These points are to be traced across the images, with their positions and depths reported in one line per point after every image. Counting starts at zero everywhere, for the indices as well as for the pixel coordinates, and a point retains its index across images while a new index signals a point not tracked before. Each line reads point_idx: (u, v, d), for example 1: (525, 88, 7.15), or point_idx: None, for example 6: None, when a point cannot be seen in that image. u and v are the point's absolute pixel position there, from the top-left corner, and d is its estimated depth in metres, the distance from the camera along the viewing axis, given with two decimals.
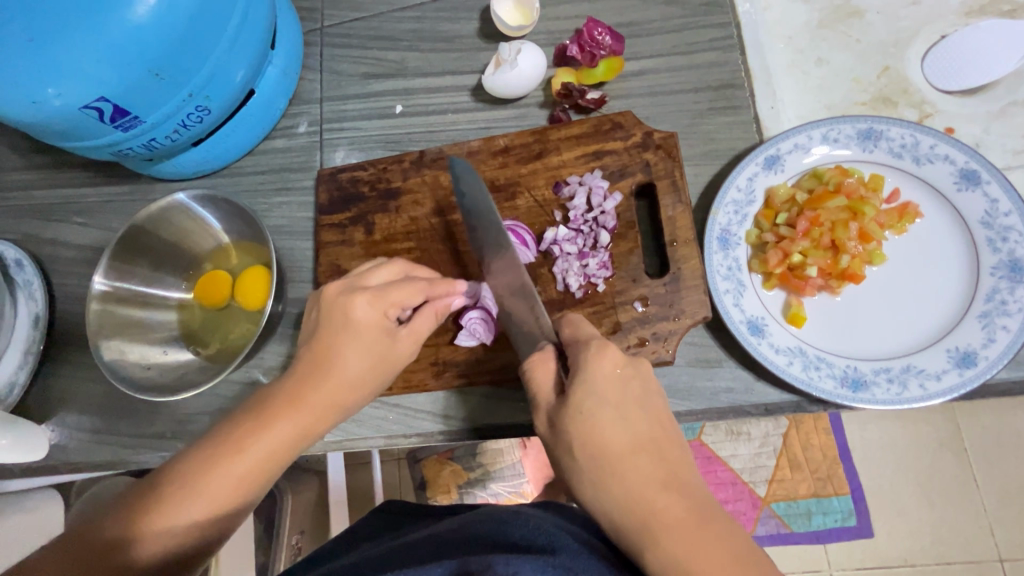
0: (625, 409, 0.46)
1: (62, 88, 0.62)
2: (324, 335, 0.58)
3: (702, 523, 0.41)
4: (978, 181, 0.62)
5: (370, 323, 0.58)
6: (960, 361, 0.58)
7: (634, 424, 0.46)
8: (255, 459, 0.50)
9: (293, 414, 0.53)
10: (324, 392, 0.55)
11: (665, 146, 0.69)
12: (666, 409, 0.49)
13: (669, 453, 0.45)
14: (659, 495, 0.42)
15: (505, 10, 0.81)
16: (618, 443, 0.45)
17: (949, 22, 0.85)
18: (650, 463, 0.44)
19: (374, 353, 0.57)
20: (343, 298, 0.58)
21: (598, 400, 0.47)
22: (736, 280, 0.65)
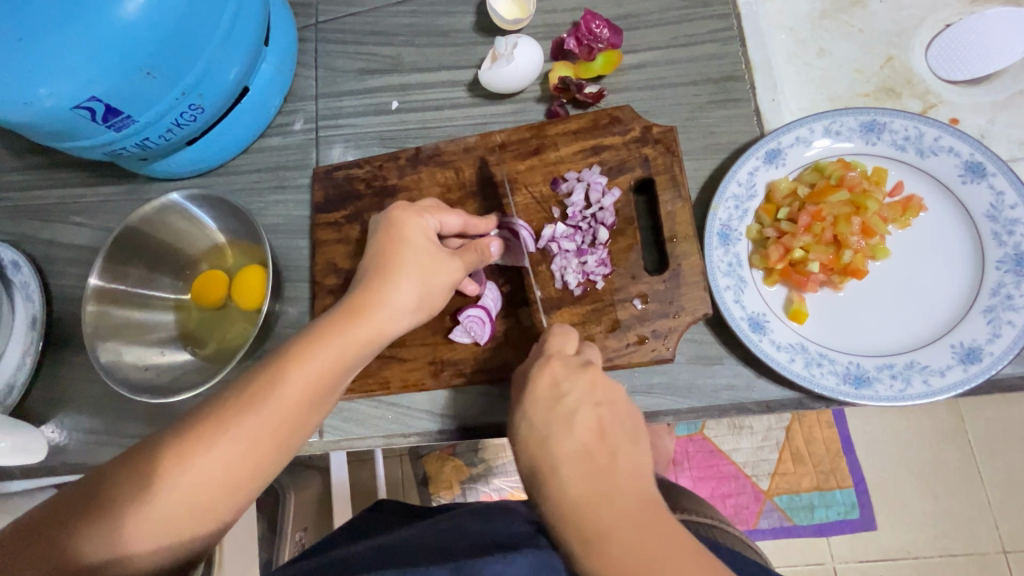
0: (559, 416, 0.48)
1: (53, 88, 0.61)
2: (376, 257, 0.58)
3: (631, 521, 0.42)
4: (984, 173, 0.61)
5: (420, 246, 0.58)
6: (965, 357, 0.57)
7: (570, 428, 0.47)
8: (265, 419, 0.48)
9: (308, 368, 0.50)
10: (347, 341, 0.53)
11: (664, 140, 0.68)
12: (620, 408, 0.49)
13: (609, 453, 0.46)
14: (588, 497, 0.43)
15: (501, 4, 0.80)
16: (550, 450, 0.47)
17: (953, 11, 0.83)
18: (583, 467, 0.45)
19: (421, 279, 0.57)
20: (398, 218, 0.59)
21: (531, 413, 0.49)
22: (737, 277, 0.64)
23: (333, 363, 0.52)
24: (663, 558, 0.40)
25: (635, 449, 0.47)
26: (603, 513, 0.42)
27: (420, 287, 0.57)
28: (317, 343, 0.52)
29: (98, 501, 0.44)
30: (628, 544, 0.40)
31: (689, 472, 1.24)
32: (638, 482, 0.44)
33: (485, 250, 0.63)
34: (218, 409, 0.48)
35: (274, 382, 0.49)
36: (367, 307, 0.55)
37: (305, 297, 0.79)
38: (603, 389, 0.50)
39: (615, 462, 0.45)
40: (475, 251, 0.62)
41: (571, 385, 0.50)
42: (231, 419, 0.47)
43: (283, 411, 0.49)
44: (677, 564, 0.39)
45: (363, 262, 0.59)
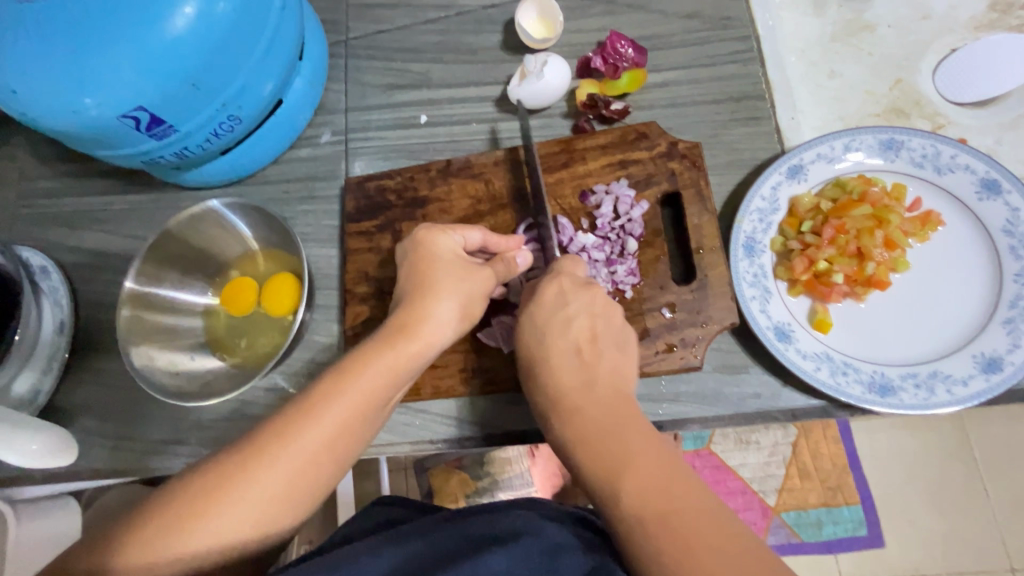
0: (557, 321, 0.56)
1: (100, 98, 0.63)
2: (414, 274, 0.60)
3: (603, 402, 0.50)
4: (999, 190, 0.64)
5: (454, 261, 0.61)
6: (986, 367, 0.59)
7: (565, 330, 0.55)
8: (325, 433, 0.49)
9: (362, 382, 0.52)
10: (397, 356, 0.54)
11: (690, 156, 0.71)
12: (614, 321, 0.56)
13: (596, 353, 0.54)
14: (569, 381, 0.52)
15: (528, 23, 0.83)
16: (544, 341, 0.55)
17: (959, 36, 0.87)
18: (571, 360, 0.53)
19: (460, 291, 0.59)
20: (427, 238, 0.62)
21: (534, 313, 0.57)
22: (762, 287, 0.66)
23: (384, 378, 0.53)
24: (622, 432, 0.47)
25: (622, 357, 0.54)
26: (580, 394, 0.51)
27: (461, 300, 0.59)
28: (368, 359, 0.53)
29: (161, 516, 0.45)
30: (594, 418, 0.49)
31: None
32: (619, 379, 0.52)
33: (512, 262, 0.65)
34: (264, 432, 0.49)
35: (330, 397, 0.50)
36: (412, 324, 0.57)
37: (334, 305, 0.81)
38: (612, 336, 0.55)
39: (599, 360, 0.53)
40: (503, 263, 0.64)
41: (574, 299, 0.57)
42: (292, 433, 0.48)
43: (341, 424, 0.50)
44: (633, 442, 0.46)
45: (400, 282, 0.62)
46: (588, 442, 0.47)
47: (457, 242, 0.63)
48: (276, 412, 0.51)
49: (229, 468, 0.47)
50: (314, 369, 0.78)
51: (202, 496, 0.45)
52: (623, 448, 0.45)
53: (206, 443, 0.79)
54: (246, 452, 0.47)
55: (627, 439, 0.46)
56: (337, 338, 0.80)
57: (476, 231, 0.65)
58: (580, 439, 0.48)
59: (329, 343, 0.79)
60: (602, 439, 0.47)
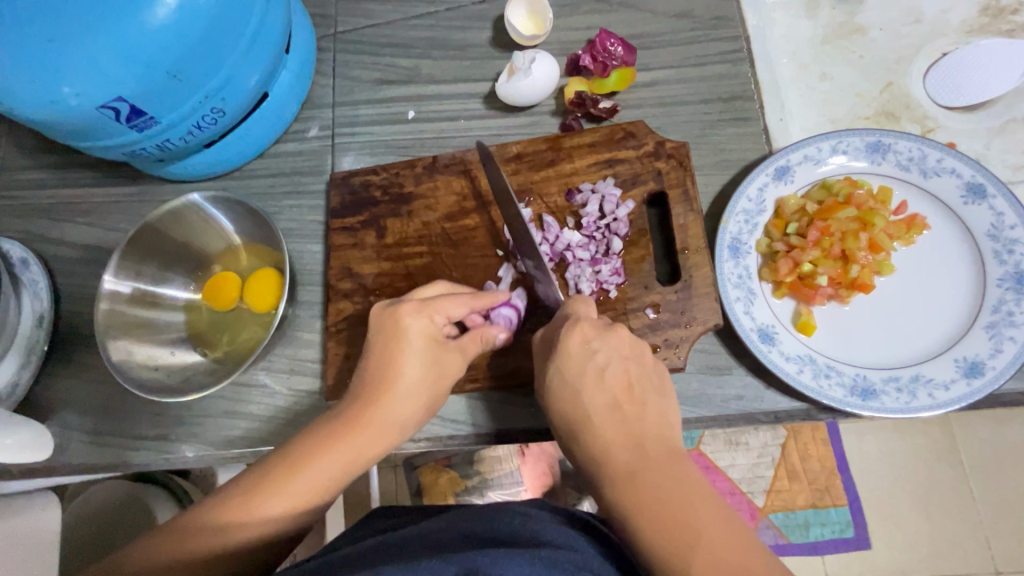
0: (591, 372, 0.53)
1: (79, 88, 0.62)
2: (382, 356, 0.59)
3: (658, 463, 0.46)
4: (985, 195, 0.63)
5: (424, 355, 0.59)
6: (968, 371, 0.59)
7: (601, 382, 0.52)
8: (267, 529, 0.50)
9: (311, 478, 0.52)
10: (348, 456, 0.54)
11: (677, 155, 0.70)
12: (646, 364, 0.54)
13: (638, 404, 0.51)
14: (618, 440, 0.49)
15: (518, 20, 0.83)
16: (584, 404, 0.52)
17: (950, 41, 0.87)
18: (615, 414, 0.50)
19: (427, 386, 0.59)
20: (403, 318, 0.59)
21: (563, 370, 0.54)
22: (747, 288, 0.66)
23: (333, 476, 0.53)
24: (682, 500, 0.43)
25: (663, 402, 0.52)
26: (634, 453, 0.47)
27: (422, 398, 0.59)
28: (320, 455, 0.53)
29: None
30: (654, 480, 0.45)
31: None
32: (667, 431, 0.49)
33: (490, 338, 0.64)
34: (200, 519, 0.49)
35: (279, 488, 0.51)
36: (372, 420, 0.56)
37: (318, 301, 0.80)
38: (628, 347, 0.55)
39: (644, 411, 0.50)
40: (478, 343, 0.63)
41: (600, 345, 0.54)
42: (239, 522, 0.49)
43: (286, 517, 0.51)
44: (700, 509, 0.43)
45: (370, 351, 0.60)
46: (653, 505, 0.43)
47: (437, 322, 0.60)
48: (222, 494, 0.51)
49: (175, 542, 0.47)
50: (297, 366, 0.78)
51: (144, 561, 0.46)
52: (693, 515, 0.42)
53: (185, 439, 0.78)
54: (187, 534, 0.48)
55: (694, 507, 0.43)
56: (320, 334, 0.79)
57: (458, 300, 0.61)
58: (637, 504, 0.44)
59: (313, 340, 0.79)
60: (668, 509, 0.43)
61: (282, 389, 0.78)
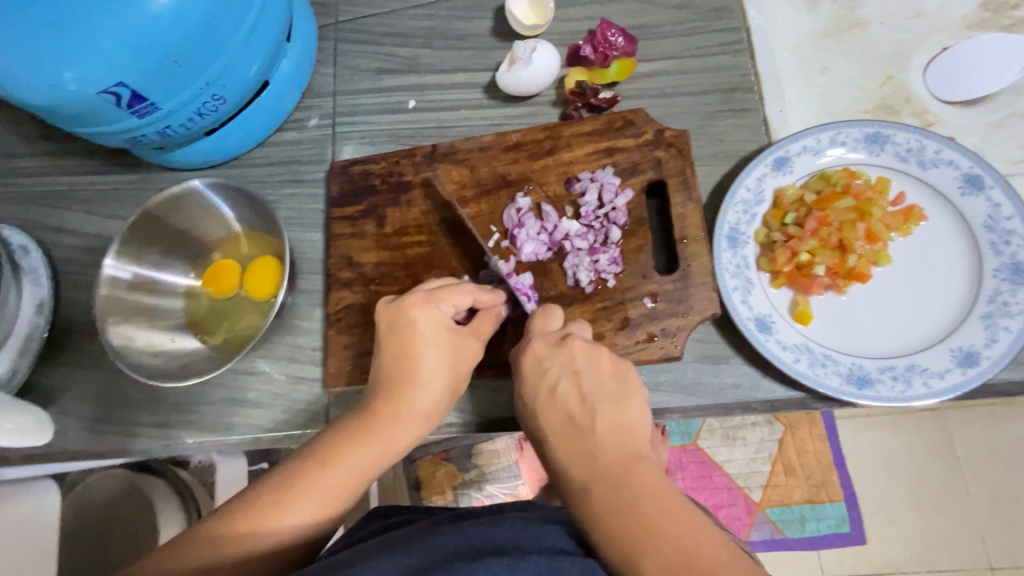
0: (544, 389, 0.54)
1: (79, 72, 0.62)
2: (398, 350, 0.59)
3: (609, 472, 0.48)
4: (982, 186, 0.64)
5: (440, 345, 0.59)
6: (963, 361, 0.59)
7: (554, 399, 0.53)
8: (306, 519, 0.52)
9: (341, 471, 0.54)
10: (374, 447, 0.56)
11: (676, 144, 0.70)
12: (602, 369, 0.54)
13: (590, 415, 0.51)
14: (571, 454, 0.50)
15: (518, 9, 0.83)
16: (540, 422, 0.53)
17: (950, 35, 0.87)
18: (567, 431, 0.51)
19: (446, 376, 0.59)
20: (413, 309, 0.60)
21: (524, 391, 0.56)
22: (744, 278, 0.66)
23: (360, 469, 0.55)
24: (635, 504, 0.45)
25: (620, 406, 0.52)
26: (586, 467, 0.49)
27: (443, 386, 0.59)
28: (347, 447, 0.55)
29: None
30: (607, 496, 0.46)
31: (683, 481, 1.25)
32: (620, 437, 0.50)
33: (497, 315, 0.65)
34: (239, 511, 0.51)
35: (312, 481, 0.53)
36: (395, 411, 0.57)
37: (317, 289, 0.81)
38: (580, 356, 0.55)
39: (595, 422, 0.51)
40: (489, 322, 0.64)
41: (552, 360, 0.55)
42: (276, 509, 0.51)
43: (320, 506, 0.52)
44: (657, 519, 0.44)
45: (385, 346, 0.60)
46: (611, 521, 0.45)
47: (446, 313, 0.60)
48: (256, 489, 0.53)
49: (220, 533, 0.50)
50: (297, 353, 0.79)
51: (190, 554, 0.48)
52: (643, 524, 0.44)
53: (184, 425, 0.78)
54: (228, 525, 0.50)
55: (651, 517, 0.44)
56: (319, 322, 0.79)
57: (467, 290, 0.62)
58: (594, 518, 0.45)
59: (312, 327, 0.79)
60: (618, 520, 0.44)
61: (282, 376, 0.78)
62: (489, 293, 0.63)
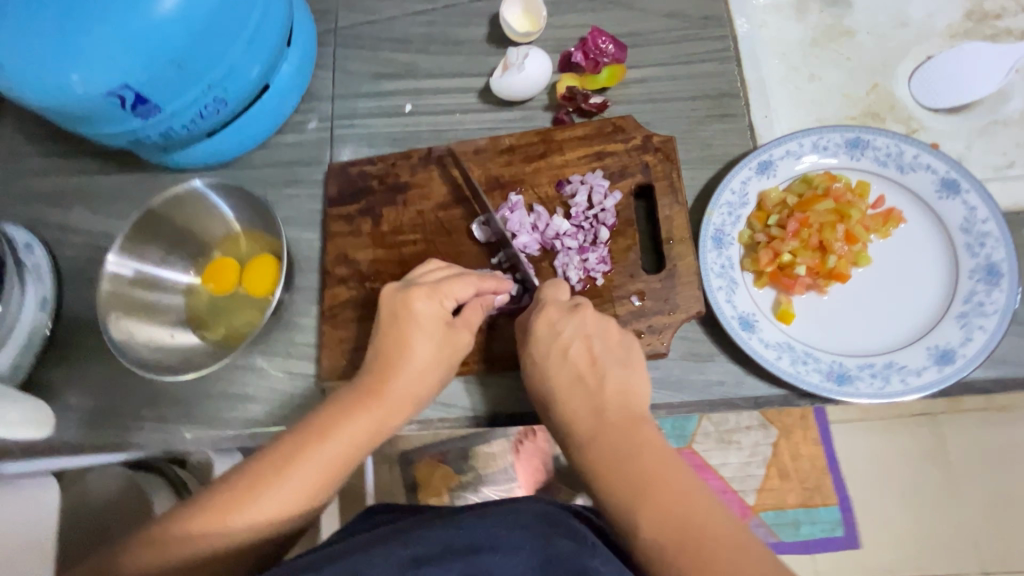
0: (555, 350, 0.57)
1: (86, 74, 0.64)
2: (395, 331, 0.62)
3: (616, 426, 0.51)
4: (958, 189, 0.66)
5: (435, 332, 0.62)
6: (939, 359, 0.61)
7: (564, 359, 0.57)
8: (305, 487, 0.54)
9: (339, 442, 0.56)
10: (371, 419, 0.58)
11: (664, 149, 0.72)
12: (611, 336, 0.58)
13: (598, 377, 0.55)
14: (581, 408, 0.54)
15: (513, 17, 0.85)
16: (549, 379, 0.57)
17: (935, 44, 0.90)
18: (578, 388, 0.55)
19: (440, 356, 0.62)
20: (411, 294, 0.62)
21: (534, 348, 0.59)
22: (729, 278, 0.68)
23: (357, 441, 0.57)
24: (638, 456, 0.49)
25: (627, 372, 0.56)
26: (593, 422, 0.53)
27: (439, 365, 0.62)
28: (345, 420, 0.57)
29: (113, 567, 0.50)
30: (610, 447, 0.50)
31: None
32: (626, 396, 0.54)
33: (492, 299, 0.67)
34: (242, 479, 0.54)
35: (308, 453, 0.55)
36: (392, 388, 0.60)
37: (314, 287, 0.82)
38: (593, 323, 0.58)
39: (603, 382, 0.55)
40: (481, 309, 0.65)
41: (566, 325, 0.58)
42: (276, 477, 0.54)
43: (316, 478, 0.54)
44: (655, 470, 0.47)
45: (383, 323, 0.63)
46: (610, 469, 0.49)
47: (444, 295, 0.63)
48: (257, 458, 0.56)
49: (222, 500, 0.52)
50: (294, 350, 0.80)
51: (199, 519, 0.52)
52: (644, 476, 0.47)
53: (182, 420, 0.80)
54: (231, 492, 0.53)
55: (648, 466, 0.48)
56: (316, 319, 0.81)
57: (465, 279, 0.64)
58: (598, 465, 0.50)
59: (309, 324, 0.81)
60: (616, 468, 0.49)
61: (278, 372, 0.80)
62: (495, 280, 0.66)
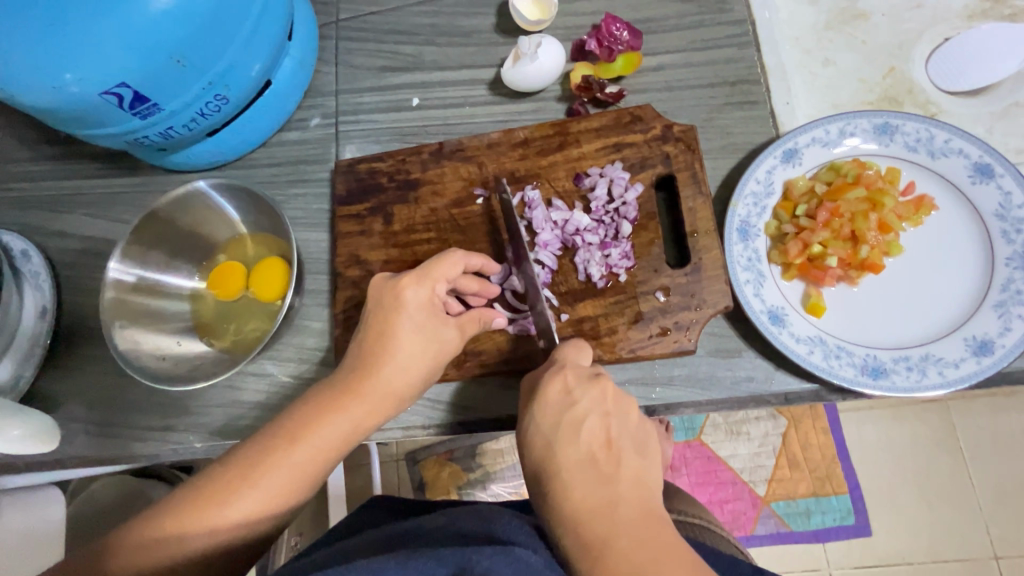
0: (567, 425, 0.49)
1: (81, 73, 0.61)
2: (381, 324, 0.58)
3: (633, 525, 0.42)
4: (992, 174, 0.64)
5: (426, 323, 0.59)
6: (978, 350, 0.59)
7: (577, 437, 0.48)
8: (270, 495, 0.50)
9: (311, 447, 0.52)
10: (346, 421, 0.54)
11: (685, 138, 0.70)
12: (629, 419, 0.50)
13: (615, 463, 0.46)
14: (588, 499, 0.44)
15: (523, 4, 0.82)
16: (556, 457, 0.48)
17: (952, 25, 0.87)
18: (588, 471, 0.46)
19: (428, 351, 0.59)
20: (403, 285, 0.59)
21: (540, 419, 0.51)
22: (756, 271, 0.66)
23: (331, 446, 0.53)
24: (660, 561, 0.40)
25: (643, 461, 0.47)
26: (605, 521, 0.42)
27: (425, 361, 0.59)
28: (318, 422, 0.54)
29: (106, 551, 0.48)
30: (623, 542, 0.41)
31: (688, 478, 1.25)
32: (644, 493, 0.45)
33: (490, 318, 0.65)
34: (199, 487, 0.50)
35: (276, 458, 0.51)
36: (373, 385, 0.56)
37: (323, 290, 0.80)
38: (611, 399, 0.51)
39: (620, 470, 0.46)
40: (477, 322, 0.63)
41: (582, 395, 0.51)
42: (240, 484, 0.50)
43: (283, 485, 0.51)
44: (677, 570, 0.39)
45: (370, 314, 0.60)
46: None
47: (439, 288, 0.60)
48: (220, 463, 0.52)
49: (178, 508, 0.49)
50: (305, 356, 0.78)
51: (153, 532, 0.48)
52: None
53: (191, 429, 0.77)
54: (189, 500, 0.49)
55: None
56: (327, 323, 0.79)
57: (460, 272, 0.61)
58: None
59: (320, 328, 0.79)
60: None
61: (289, 378, 0.77)
62: (479, 281, 0.66)
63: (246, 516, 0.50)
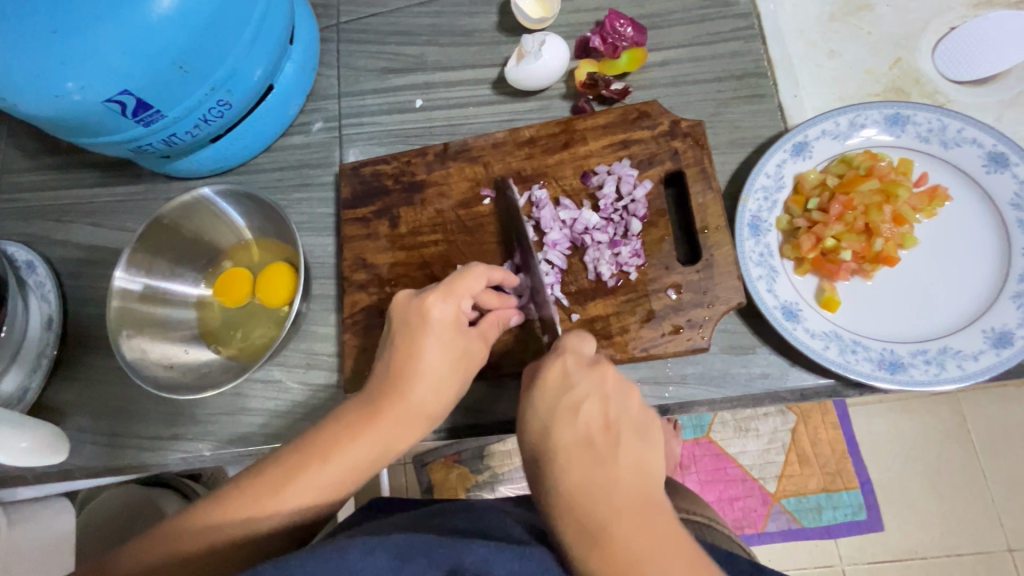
0: (565, 408, 0.48)
1: (84, 81, 0.61)
2: (407, 342, 0.56)
3: (628, 510, 0.41)
4: (1007, 163, 0.63)
5: (450, 342, 0.57)
6: (996, 342, 0.58)
7: (575, 418, 0.47)
8: (294, 513, 0.50)
9: (337, 468, 0.51)
10: (373, 444, 0.53)
11: (693, 134, 0.69)
12: (630, 404, 0.48)
13: (613, 445, 0.45)
14: (584, 482, 0.43)
15: (525, 3, 0.82)
16: (551, 438, 0.47)
17: (958, 14, 0.86)
18: (585, 453, 0.45)
19: (454, 372, 0.57)
20: (428, 302, 0.57)
21: (537, 402, 0.49)
22: (769, 266, 0.65)
23: (355, 468, 0.52)
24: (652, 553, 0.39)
25: (643, 445, 0.46)
26: (602, 507, 0.41)
27: (451, 382, 0.57)
28: (344, 442, 0.53)
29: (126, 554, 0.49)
30: (618, 525, 0.40)
31: (696, 475, 1.24)
32: (641, 477, 0.43)
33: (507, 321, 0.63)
34: (225, 500, 0.50)
35: (301, 475, 0.51)
36: (400, 407, 0.54)
37: (330, 294, 0.79)
38: (612, 383, 0.49)
39: (618, 454, 0.44)
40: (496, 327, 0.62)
41: (581, 379, 0.50)
42: (264, 502, 0.50)
43: (305, 504, 0.50)
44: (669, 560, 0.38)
45: (395, 328, 0.58)
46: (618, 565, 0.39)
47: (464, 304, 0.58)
48: (246, 476, 0.52)
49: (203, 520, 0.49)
50: (313, 361, 0.77)
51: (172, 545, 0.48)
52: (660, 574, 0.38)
53: (200, 437, 0.77)
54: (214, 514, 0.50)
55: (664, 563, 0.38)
56: (334, 327, 0.78)
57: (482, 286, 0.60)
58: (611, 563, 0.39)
59: (328, 333, 0.78)
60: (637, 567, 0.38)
61: (297, 384, 0.77)
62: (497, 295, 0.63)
63: (268, 532, 0.50)
